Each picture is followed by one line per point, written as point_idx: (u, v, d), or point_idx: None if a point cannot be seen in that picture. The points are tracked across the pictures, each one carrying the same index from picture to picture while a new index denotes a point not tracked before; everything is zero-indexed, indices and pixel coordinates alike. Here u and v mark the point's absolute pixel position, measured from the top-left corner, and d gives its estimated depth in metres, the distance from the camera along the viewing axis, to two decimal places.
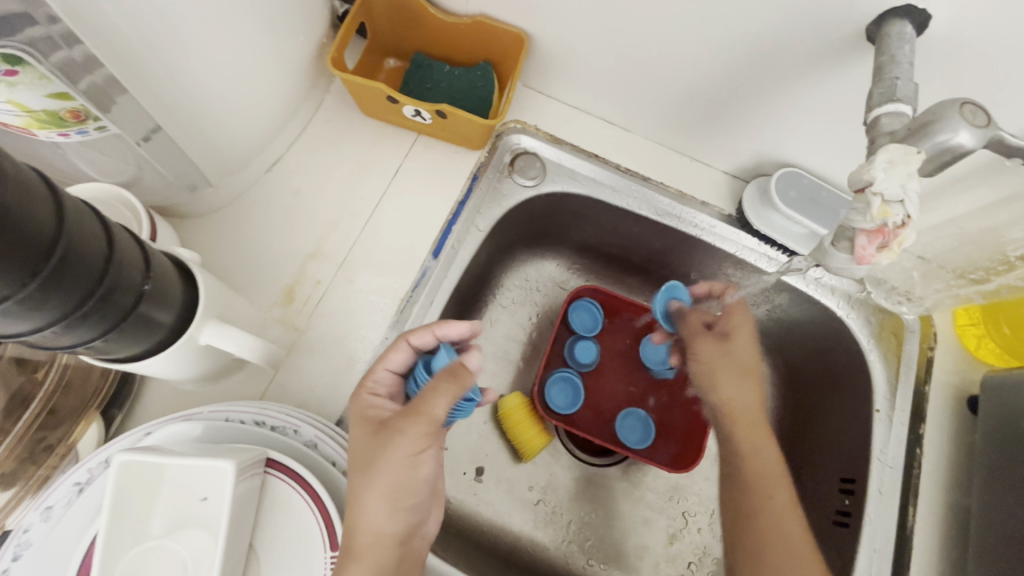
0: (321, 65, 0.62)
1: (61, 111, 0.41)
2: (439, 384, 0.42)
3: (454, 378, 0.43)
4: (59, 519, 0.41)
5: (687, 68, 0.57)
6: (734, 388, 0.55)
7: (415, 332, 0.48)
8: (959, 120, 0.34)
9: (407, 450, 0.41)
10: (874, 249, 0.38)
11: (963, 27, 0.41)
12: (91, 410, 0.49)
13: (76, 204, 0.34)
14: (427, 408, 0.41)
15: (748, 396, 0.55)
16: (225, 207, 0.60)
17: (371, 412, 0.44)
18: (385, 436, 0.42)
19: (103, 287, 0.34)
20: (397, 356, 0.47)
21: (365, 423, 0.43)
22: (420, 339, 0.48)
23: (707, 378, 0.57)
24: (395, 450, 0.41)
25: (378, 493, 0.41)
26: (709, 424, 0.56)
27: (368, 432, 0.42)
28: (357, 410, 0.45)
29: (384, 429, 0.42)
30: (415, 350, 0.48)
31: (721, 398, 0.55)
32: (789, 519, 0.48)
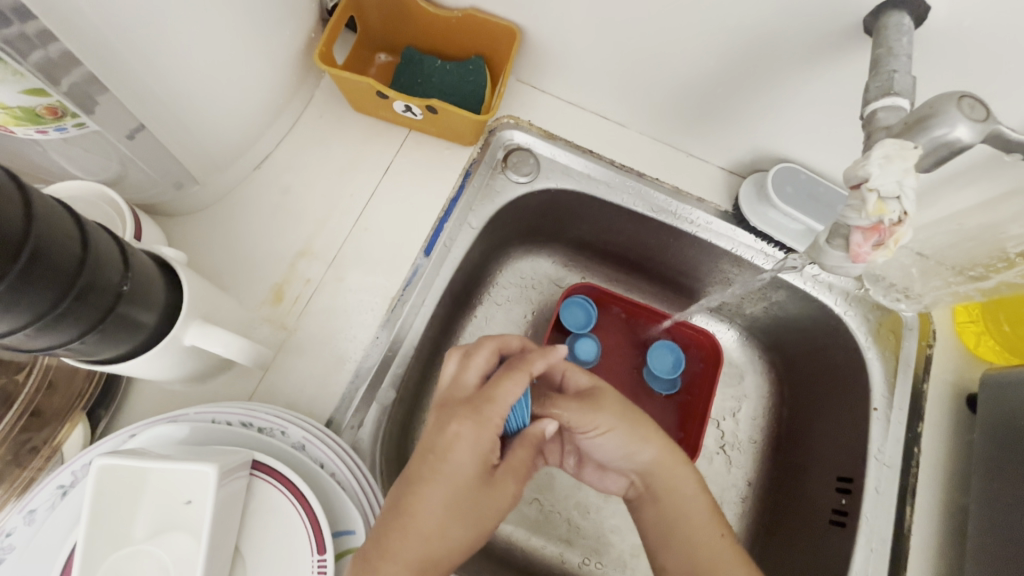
0: (309, 60, 0.61)
1: (37, 108, 0.40)
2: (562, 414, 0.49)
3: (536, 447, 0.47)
4: (42, 522, 0.40)
5: (682, 61, 0.56)
6: (636, 445, 0.48)
7: (531, 361, 0.46)
8: (957, 114, 0.33)
9: (514, 490, 0.46)
10: (869, 246, 0.37)
11: (962, 18, 0.40)
12: (77, 412, 0.48)
13: (47, 203, 0.33)
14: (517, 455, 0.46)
15: (645, 450, 0.48)
16: (213, 204, 0.59)
17: (490, 448, 0.43)
18: (501, 480, 0.44)
19: (78, 287, 0.34)
20: (513, 387, 0.44)
21: (483, 456, 0.42)
22: (536, 367, 0.45)
23: (626, 447, 0.48)
24: (499, 495, 0.44)
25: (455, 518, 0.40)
26: (636, 485, 0.50)
27: (479, 466, 0.42)
28: (480, 440, 0.42)
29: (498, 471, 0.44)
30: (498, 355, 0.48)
31: (640, 454, 0.48)
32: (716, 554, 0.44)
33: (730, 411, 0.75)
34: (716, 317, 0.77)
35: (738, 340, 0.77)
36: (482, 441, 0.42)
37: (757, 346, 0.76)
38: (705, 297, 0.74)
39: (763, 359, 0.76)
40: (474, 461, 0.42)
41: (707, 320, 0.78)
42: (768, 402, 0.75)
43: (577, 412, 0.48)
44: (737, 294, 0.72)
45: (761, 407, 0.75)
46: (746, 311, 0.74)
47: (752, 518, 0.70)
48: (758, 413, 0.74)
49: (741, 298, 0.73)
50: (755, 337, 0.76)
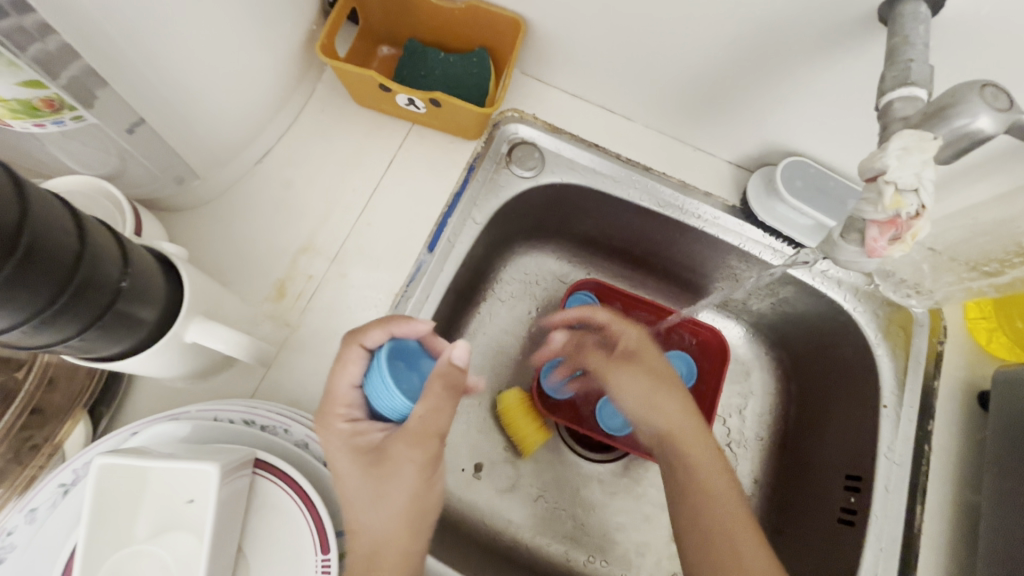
0: (311, 53, 0.60)
1: (34, 101, 0.39)
2: (430, 396, 0.41)
3: (453, 384, 0.42)
4: (43, 521, 0.40)
5: (690, 53, 0.55)
6: (657, 409, 0.55)
7: (365, 332, 0.43)
8: (979, 104, 0.32)
9: (413, 473, 0.42)
10: (886, 241, 0.36)
11: (980, 5, 0.39)
12: (78, 409, 0.48)
13: (43, 197, 0.32)
14: (431, 426, 0.41)
15: (666, 404, 0.55)
16: (214, 199, 0.58)
17: (361, 442, 0.42)
18: (389, 469, 0.41)
19: (76, 284, 0.33)
20: (353, 369, 0.43)
21: (361, 456, 0.41)
22: (370, 339, 0.43)
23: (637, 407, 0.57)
24: (401, 478, 0.42)
25: (376, 505, 0.41)
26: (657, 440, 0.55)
27: (362, 465, 0.41)
28: (341, 442, 0.42)
29: (385, 458, 0.41)
30: (370, 352, 0.43)
31: (661, 417, 0.55)
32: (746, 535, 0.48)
33: (736, 407, 0.74)
34: (722, 313, 0.76)
35: (745, 337, 0.76)
36: (347, 439, 0.42)
37: (764, 343, 0.75)
38: (712, 293, 0.73)
39: (770, 355, 0.75)
40: (363, 473, 0.41)
41: (713, 316, 0.77)
42: (775, 399, 0.74)
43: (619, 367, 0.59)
44: (745, 290, 0.71)
45: (767, 404, 0.74)
46: (753, 307, 0.73)
47: (758, 516, 0.69)
48: (764, 410, 0.74)
49: (748, 294, 0.72)
50: (761, 333, 0.75)
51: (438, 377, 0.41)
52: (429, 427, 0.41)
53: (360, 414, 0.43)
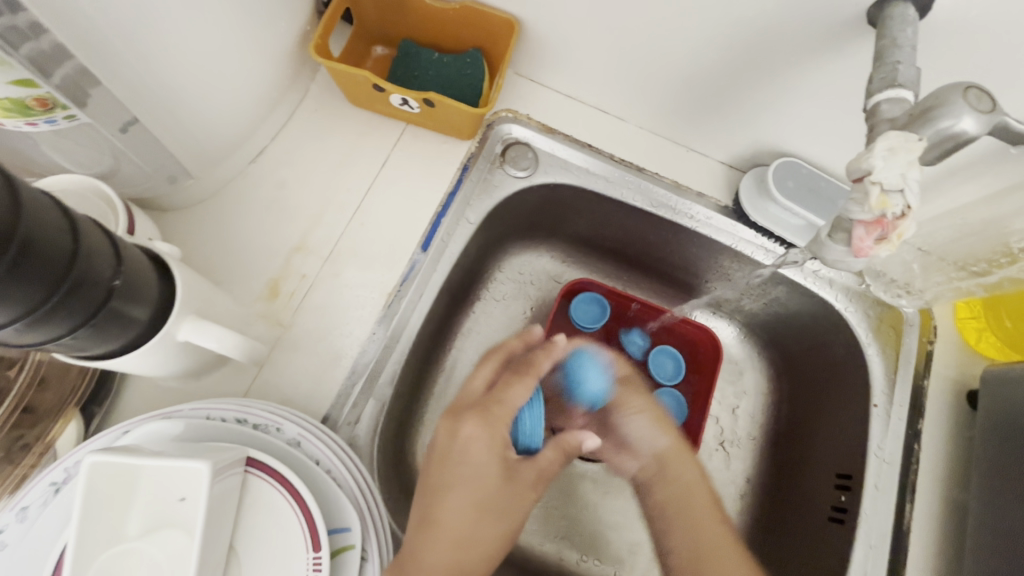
0: (305, 53, 0.60)
1: (26, 99, 0.39)
2: (568, 443, 0.50)
3: (569, 455, 0.49)
4: (34, 519, 0.40)
5: (682, 55, 0.55)
6: (658, 429, 0.56)
7: (539, 363, 0.51)
8: (963, 105, 0.32)
9: (525, 505, 0.46)
10: (872, 240, 0.36)
11: (965, 9, 0.40)
12: (69, 408, 0.48)
13: (36, 195, 0.32)
14: (555, 465, 0.48)
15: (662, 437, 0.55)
16: (208, 199, 0.58)
17: (506, 454, 0.45)
18: (511, 492, 0.45)
19: (69, 282, 0.33)
20: (486, 372, 0.51)
21: (508, 470, 0.45)
22: (542, 369, 0.51)
23: (647, 432, 0.56)
24: (517, 504, 0.45)
25: (482, 523, 0.43)
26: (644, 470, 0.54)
27: (502, 476, 0.44)
28: (499, 445, 0.45)
29: (517, 476, 0.45)
30: (536, 379, 0.50)
31: (646, 433, 0.56)
32: (708, 526, 0.48)
33: (729, 407, 0.74)
34: (714, 313, 0.77)
35: (738, 336, 0.77)
36: (501, 448, 0.46)
37: (756, 343, 0.76)
38: (705, 292, 0.74)
39: (762, 355, 0.75)
40: (494, 480, 0.44)
41: (706, 316, 0.77)
42: (767, 398, 0.74)
43: (625, 395, 0.58)
44: (737, 289, 0.71)
45: (760, 404, 0.74)
46: (745, 306, 0.74)
47: (751, 516, 0.69)
48: (757, 410, 0.74)
49: (740, 293, 0.72)
50: (753, 334, 0.76)
51: (577, 433, 0.51)
52: (547, 470, 0.47)
53: (489, 421, 0.49)
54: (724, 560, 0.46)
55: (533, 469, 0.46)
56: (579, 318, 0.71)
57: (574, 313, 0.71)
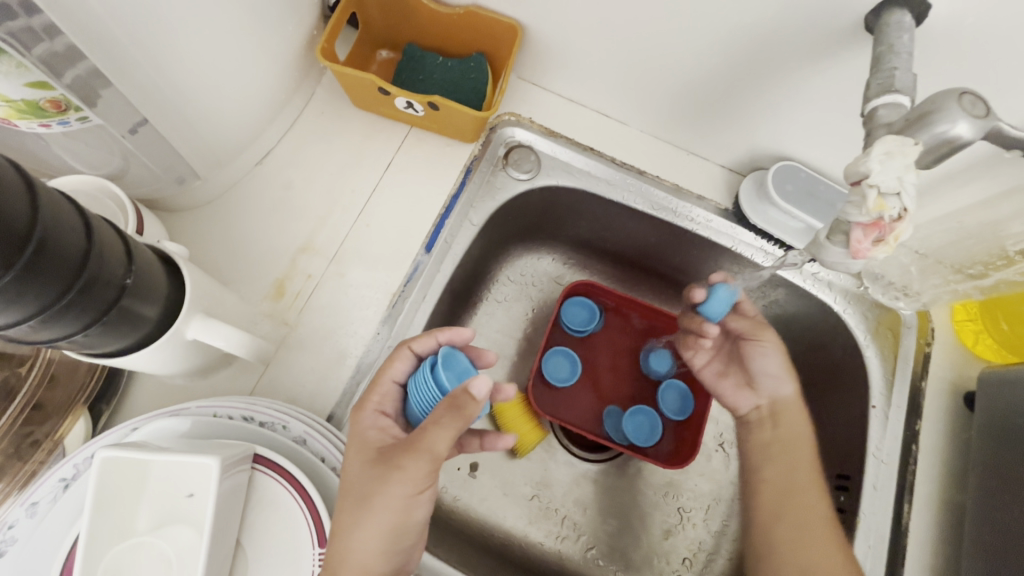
0: (311, 56, 0.61)
1: (41, 101, 0.40)
2: (439, 419, 0.38)
3: (458, 409, 0.38)
4: (44, 515, 0.41)
5: (683, 61, 0.56)
6: (783, 376, 0.59)
7: (416, 338, 0.47)
8: (958, 111, 0.33)
9: (406, 487, 0.39)
10: (870, 242, 0.37)
11: (960, 17, 0.41)
12: (79, 405, 0.48)
13: (52, 194, 0.33)
14: (429, 440, 0.39)
15: (785, 385, 0.59)
16: (215, 200, 0.59)
17: (375, 437, 0.42)
18: (383, 472, 0.39)
19: (83, 280, 0.34)
20: (400, 366, 0.46)
21: (369, 451, 0.41)
22: (420, 345, 0.46)
23: (775, 373, 0.59)
24: (392, 488, 0.39)
25: (360, 511, 0.39)
26: (764, 411, 0.60)
27: (368, 461, 0.41)
28: (360, 432, 0.43)
29: (388, 457, 0.40)
30: (417, 357, 0.46)
31: (775, 386, 0.59)
32: (806, 509, 0.52)
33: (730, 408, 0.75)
34: None
35: None
36: (365, 430, 0.43)
37: None
38: None
39: None
40: (365, 468, 0.40)
41: None
42: None
43: (752, 343, 0.60)
44: None
45: None
46: None
47: None
48: None
49: None
50: None
51: (451, 397, 0.39)
52: (423, 441, 0.39)
53: (390, 410, 0.45)
54: (820, 536, 0.49)
55: (401, 443, 0.40)
56: (568, 319, 0.71)
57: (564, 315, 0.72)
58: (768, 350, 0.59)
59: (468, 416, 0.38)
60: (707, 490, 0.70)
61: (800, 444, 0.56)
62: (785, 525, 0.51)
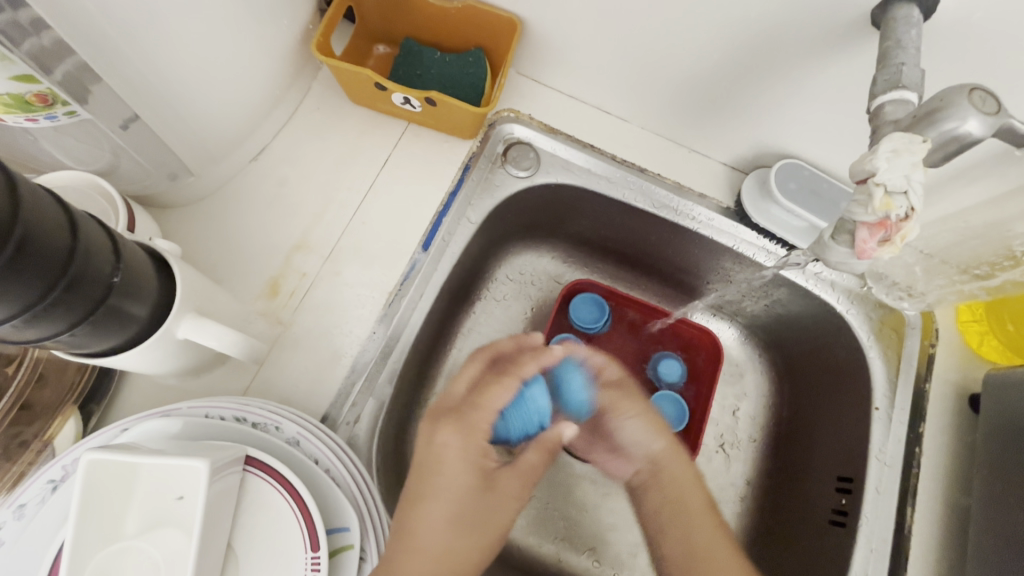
0: (307, 51, 0.60)
1: (26, 96, 0.39)
2: (539, 459, 0.45)
3: (554, 450, 0.46)
4: (32, 517, 0.40)
5: (685, 56, 0.55)
6: (653, 433, 0.53)
7: (522, 363, 0.48)
8: (969, 108, 0.32)
9: (514, 504, 0.44)
10: (875, 242, 0.36)
11: (969, 11, 0.40)
12: (68, 405, 0.47)
13: (35, 190, 0.32)
14: (536, 465, 0.45)
15: (653, 441, 0.52)
16: (208, 196, 0.58)
17: (485, 452, 0.44)
18: (492, 487, 0.43)
19: (67, 279, 0.33)
20: (507, 391, 0.46)
21: (479, 461, 0.43)
22: (528, 370, 0.48)
23: (639, 435, 0.52)
24: (505, 506, 0.43)
25: (474, 531, 0.41)
26: (643, 473, 0.52)
27: (477, 479, 0.43)
28: (475, 443, 0.44)
29: (496, 478, 0.43)
30: (520, 380, 0.47)
31: (643, 443, 0.52)
32: (715, 537, 0.47)
33: (730, 409, 0.74)
34: (716, 316, 0.77)
35: (739, 339, 0.77)
36: (479, 443, 0.44)
37: (757, 345, 0.76)
38: (705, 294, 0.74)
39: (764, 357, 0.75)
40: (473, 485, 0.42)
41: (707, 318, 0.77)
42: (768, 400, 0.74)
43: (620, 397, 0.53)
44: (738, 291, 0.71)
45: (761, 405, 0.74)
46: (747, 309, 0.74)
47: (750, 518, 0.69)
48: (758, 411, 0.74)
49: (742, 295, 0.72)
50: (755, 335, 0.76)
51: (550, 438, 0.46)
52: (530, 470, 0.45)
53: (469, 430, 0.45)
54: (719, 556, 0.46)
55: (512, 472, 0.44)
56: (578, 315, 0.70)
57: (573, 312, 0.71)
58: (637, 413, 0.53)
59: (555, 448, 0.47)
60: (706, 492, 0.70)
61: (686, 485, 0.50)
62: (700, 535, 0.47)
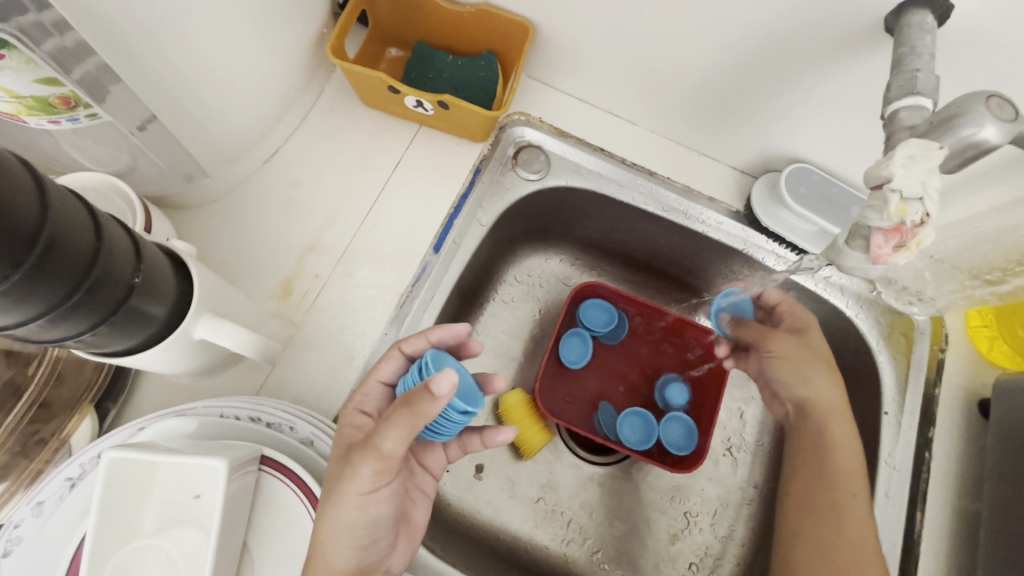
0: (320, 54, 0.60)
1: (50, 98, 0.40)
2: (396, 415, 0.36)
3: (411, 403, 0.35)
4: (51, 514, 0.40)
5: (696, 61, 0.55)
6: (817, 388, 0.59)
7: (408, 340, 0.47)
8: (985, 114, 0.32)
9: (362, 486, 0.39)
10: (891, 248, 0.36)
11: (983, 19, 0.40)
12: (85, 404, 0.48)
13: (61, 192, 0.32)
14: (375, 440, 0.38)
15: (806, 388, 0.59)
16: (222, 198, 0.59)
17: (349, 434, 0.42)
18: (345, 466, 0.39)
19: (92, 280, 0.33)
20: (388, 367, 0.46)
21: (340, 447, 0.41)
22: (411, 346, 0.46)
23: (794, 377, 0.60)
24: (351, 484, 0.39)
25: (327, 508, 0.39)
26: (793, 413, 0.61)
27: (338, 455, 0.41)
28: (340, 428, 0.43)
29: (348, 453, 0.40)
30: (406, 359, 0.46)
31: (807, 389, 0.59)
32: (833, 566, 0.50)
33: (738, 411, 0.74)
34: None
35: None
36: (345, 428, 0.43)
37: None
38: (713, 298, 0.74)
39: None
40: (334, 461, 0.41)
41: None
42: None
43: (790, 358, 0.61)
44: None
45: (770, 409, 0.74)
46: None
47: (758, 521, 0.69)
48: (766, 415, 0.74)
49: None
50: None
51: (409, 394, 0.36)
52: (375, 438, 0.37)
53: (371, 409, 0.45)
54: (859, 549, 0.50)
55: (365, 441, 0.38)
56: (587, 321, 0.71)
57: (583, 316, 0.72)
58: (788, 355, 0.61)
59: (421, 412, 0.35)
60: (714, 495, 0.70)
61: (844, 446, 0.56)
62: (818, 568, 0.51)
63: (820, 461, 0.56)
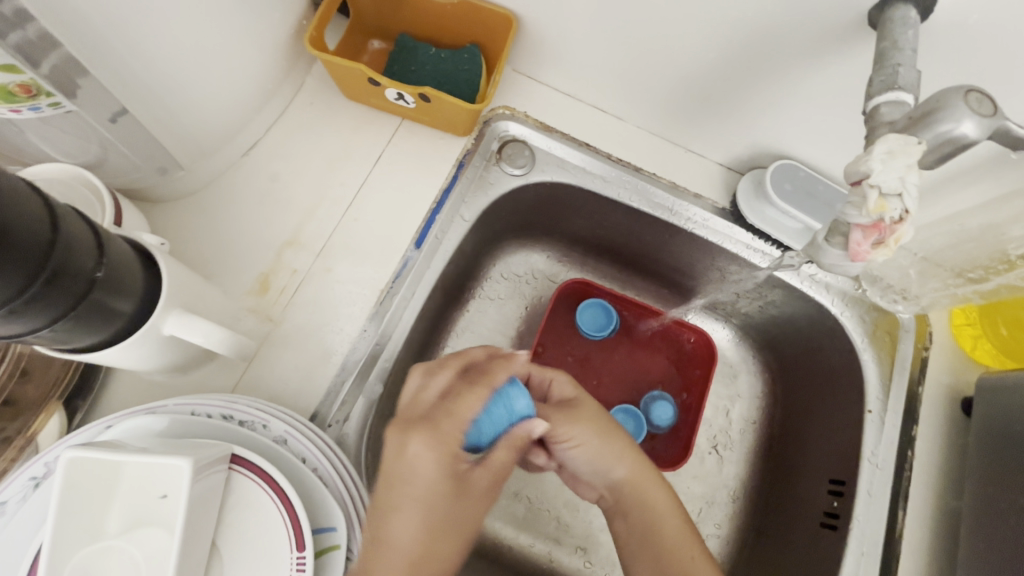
0: (300, 45, 0.59)
1: (10, 85, 0.38)
2: (518, 459, 0.43)
3: (534, 450, 0.44)
4: (12, 515, 0.39)
5: (681, 56, 0.55)
6: (610, 462, 0.48)
7: (494, 372, 0.44)
8: (963, 108, 0.31)
9: (482, 513, 0.40)
10: (870, 245, 0.36)
11: (968, 13, 0.39)
12: (52, 401, 0.47)
13: (14, 183, 0.31)
14: (475, 485, 0.39)
15: (617, 467, 0.48)
16: (198, 191, 0.57)
17: (454, 463, 0.38)
18: (469, 499, 0.39)
19: (49, 272, 0.32)
20: (473, 402, 0.41)
21: (449, 479, 0.38)
22: (498, 381, 0.43)
23: (598, 465, 0.48)
24: (470, 515, 0.39)
25: (431, 545, 0.37)
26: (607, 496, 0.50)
27: (449, 489, 0.38)
28: (433, 455, 0.38)
29: (469, 488, 0.39)
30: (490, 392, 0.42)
31: (620, 472, 0.48)
32: None
33: (723, 410, 0.74)
34: (709, 316, 0.77)
35: (733, 339, 0.76)
36: (437, 453, 0.38)
37: (751, 346, 0.76)
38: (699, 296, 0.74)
39: (757, 358, 0.75)
40: (437, 473, 0.38)
41: (700, 318, 0.77)
42: (761, 401, 0.74)
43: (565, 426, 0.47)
44: (732, 292, 0.71)
45: (754, 407, 0.74)
46: (741, 309, 0.73)
47: (743, 520, 0.69)
48: (751, 412, 0.74)
49: (736, 295, 0.72)
50: (749, 336, 0.75)
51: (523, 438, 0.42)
52: (508, 476, 0.42)
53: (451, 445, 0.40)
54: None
55: (486, 477, 0.40)
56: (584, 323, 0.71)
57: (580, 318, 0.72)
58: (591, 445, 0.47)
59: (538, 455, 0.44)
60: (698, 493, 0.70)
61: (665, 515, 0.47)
62: None
63: (651, 532, 0.46)
